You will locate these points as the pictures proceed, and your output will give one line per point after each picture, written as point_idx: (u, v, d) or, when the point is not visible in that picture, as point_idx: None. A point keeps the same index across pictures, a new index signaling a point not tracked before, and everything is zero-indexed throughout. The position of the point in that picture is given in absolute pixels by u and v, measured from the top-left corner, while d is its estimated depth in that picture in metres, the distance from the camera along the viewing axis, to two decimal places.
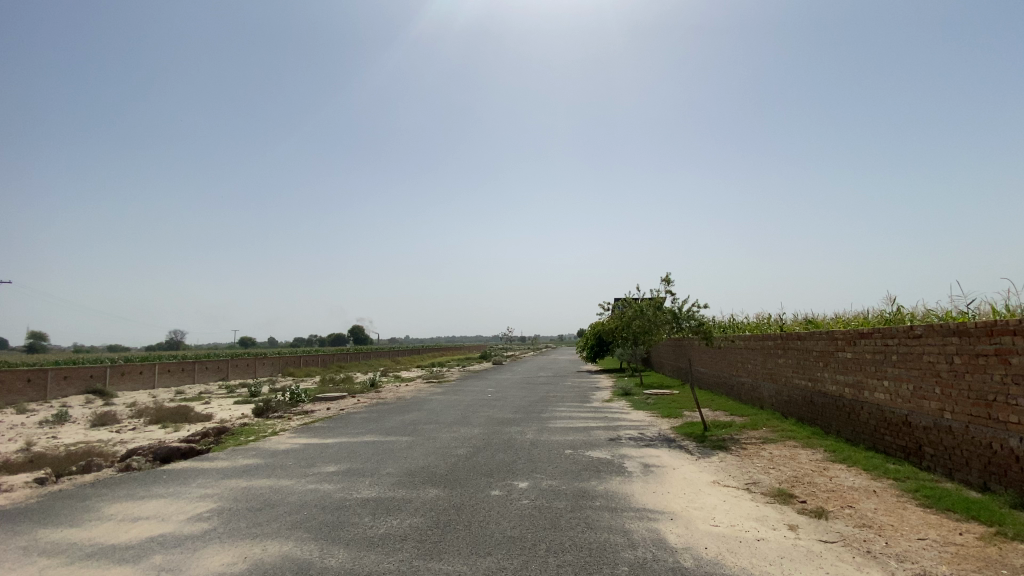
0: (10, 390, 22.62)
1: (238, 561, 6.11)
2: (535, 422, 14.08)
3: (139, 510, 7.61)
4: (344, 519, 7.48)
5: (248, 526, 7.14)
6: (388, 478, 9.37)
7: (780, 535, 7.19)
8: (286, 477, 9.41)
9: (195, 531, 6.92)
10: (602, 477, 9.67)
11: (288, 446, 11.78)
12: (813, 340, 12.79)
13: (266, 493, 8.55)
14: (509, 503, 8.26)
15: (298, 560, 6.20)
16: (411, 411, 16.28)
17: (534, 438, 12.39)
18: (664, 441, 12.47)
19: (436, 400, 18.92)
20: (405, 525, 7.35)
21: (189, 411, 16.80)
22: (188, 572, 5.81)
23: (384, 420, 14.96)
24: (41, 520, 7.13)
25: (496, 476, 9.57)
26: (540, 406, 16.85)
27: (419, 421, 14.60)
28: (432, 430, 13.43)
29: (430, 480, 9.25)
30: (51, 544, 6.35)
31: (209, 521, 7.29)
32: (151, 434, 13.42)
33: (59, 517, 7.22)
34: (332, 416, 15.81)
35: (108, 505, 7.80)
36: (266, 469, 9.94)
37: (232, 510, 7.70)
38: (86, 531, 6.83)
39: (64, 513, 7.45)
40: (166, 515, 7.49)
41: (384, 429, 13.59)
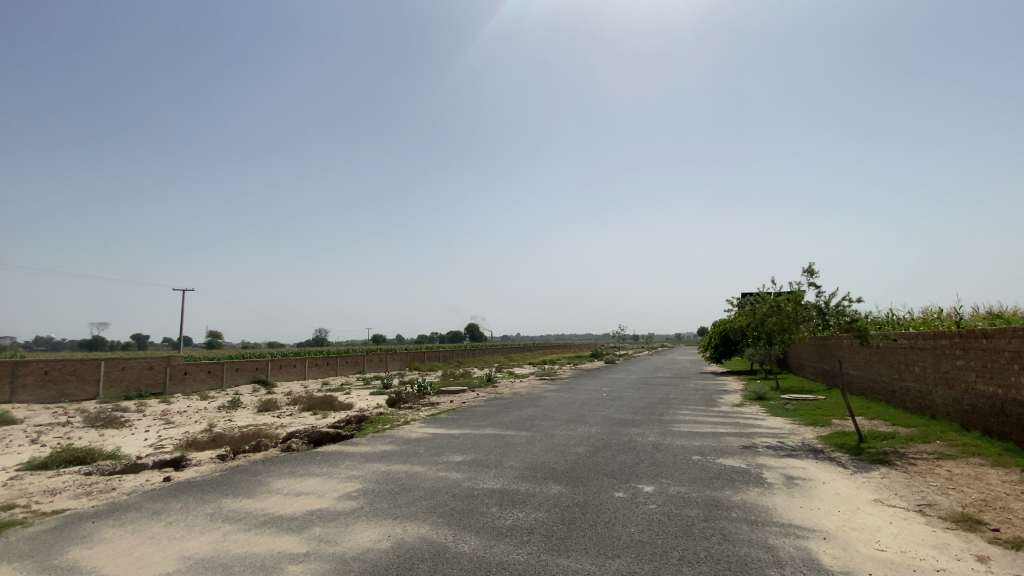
0: (197, 379, 27.14)
1: (382, 538, 6.61)
2: (656, 424, 13.47)
3: (298, 486, 8.61)
4: (474, 507, 7.77)
5: (389, 507, 7.72)
6: (512, 472, 9.55)
7: (967, 567, 6.02)
8: (419, 464, 10.05)
9: (345, 508, 7.66)
10: (737, 487, 8.92)
11: (418, 436, 12.58)
12: (1005, 339, 10.62)
13: (402, 477, 9.20)
14: (635, 507, 7.94)
15: (434, 543, 6.54)
16: (529, 408, 16.53)
17: (658, 440, 11.86)
18: (808, 451, 11.18)
19: (552, 396, 19.03)
20: (531, 518, 7.42)
21: (334, 400, 18.79)
22: (342, 544, 6.43)
23: (504, 414, 15.35)
24: (226, 490, 8.39)
25: (620, 477, 9.28)
26: (661, 408, 16.10)
27: (538, 417, 14.75)
28: (550, 426, 13.49)
29: (553, 477, 9.26)
30: (232, 512, 7.43)
31: (356, 500, 8.02)
32: (304, 420, 15.22)
33: (238, 489, 8.44)
34: (456, 409, 16.62)
35: (275, 480, 8.96)
36: (401, 456, 10.71)
37: (374, 492, 8.38)
38: (259, 502, 7.89)
39: (242, 485, 8.68)
40: (322, 492, 8.40)
41: (504, 423, 13.94)
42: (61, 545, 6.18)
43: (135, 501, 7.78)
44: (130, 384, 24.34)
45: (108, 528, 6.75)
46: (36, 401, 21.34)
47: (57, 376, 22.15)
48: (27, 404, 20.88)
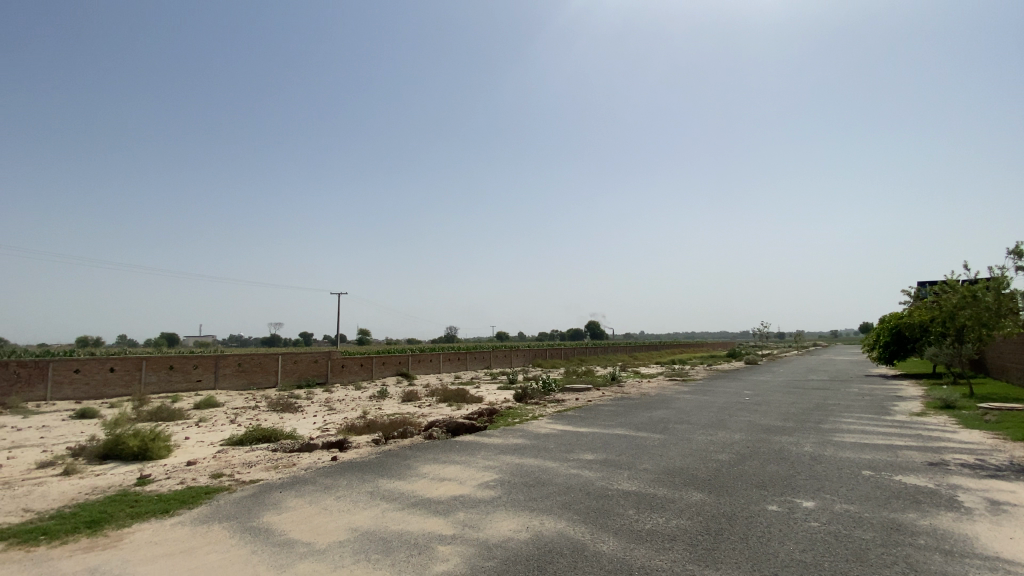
0: (351, 371, 30.61)
1: (522, 529, 6.77)
2: (812, 433, 12.02)
3: (441, 472, 9.22)
4: (610, 508, 7.63)
5: (526, 499, 7.90)
6: (647, 475, 9.20)
7: None
8: (552, 459, 10.17)
9: (485, 497, 8.01)
10: (923, 509, 7.56)
11: (548, 431, 12.73)
12: None
13: (536, 471, 9.37)
14: (792, 523, 7.13)
15: (572, 539, 6.54)
16: (661, 409, 15.81)
17: (814, 451, 10.57)
18: (1021, 472, 9.11)
19: (686, 399, 17.99)
20: (672, 524, 7.07)
21: (467, 393, 19.88)
22: (485, 531, 6.72)
23: (634, 415, 14.88)
24: (381, 472, 9.30)
25: (772, 489, 8.42)
26: (816, 414, 14.32)
27: (671, 420, 14.04)
28: (686, 430, 12.74)
29: (693, 483, 8.72)
30: (387, 492, 8.21)
31: (494, 489, 8.35)
32: (442, 411, 16.33)
33: (391, 471, 9.30)
34: (584, 408, 16.51)
35: (422, 465, 9.71)
36: (533, 450, 10.92)
37: (510, 483, 8.66)
38: (409, 484, 8.60)
39: (394, 468, 9.55)
40: (462, 479, 8.90)
41: (635, 425, 13.51)
42: (258, 509, 7.35)
43: (310, 476, 8.98)
44: (299, 374, 28.29)
45: (292, 497, 7.87)
46: (234, 387, 25.81)
47: (247, 367, 26.56)
48: (228, 389, 25.35)
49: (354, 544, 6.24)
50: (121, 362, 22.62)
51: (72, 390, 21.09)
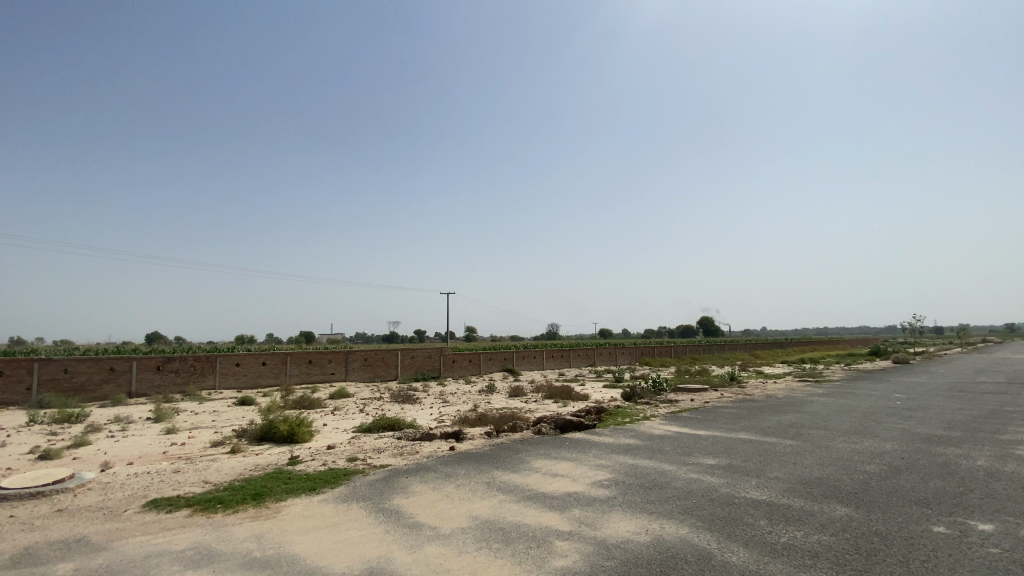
0: (461, 366, 32.08)
1: (641, 531, 6.56)
2: (987, 445, 10.16)
3: (554, 468, 9.27)
4: (737, 516, 7.11)
5: (643, 501, 7.65)
6: (778, 484, 8.43)
7: None
8: (668, 462, 9.73)
9: (601, 495, 7.90)
10: None
11: (662, 433, 12.21)
12: None
13: (653, 473, 9.03)
14: (968, 549, 6.08)
15: (697, 546, 6.19)
16: (790, 413, 14.40)
17: (992, 466, 8.93)
18: None
19: (819, 402, 16.20)
20: (812, 540, 6.39)
21: (574, 390, 19.81)
22: (602, 530, 6.62)
23: (758, 418, 13.72)
24: (496, 464, 9.59)
25: (937, 507, 7.25)
26: (993, 423, 12.08)
27: (803, 425, 12.73)
28: (822, 436, 11.47)
29: (835, 496, 7.82)
30: (503, 484, 8.44)
31: (610, 489, 8.20)
32: (550, 407, 16.45)
33: (505, 464, 9.55)
34: (700, 408, 15.59)
35: (534, 460, 9.84)
36: (647, 451, 10.54)
37: (625, 484, 8.44)
38: (524, 477, 8.77)
39: (508, 461, 9.81)
40: (576, 476, 8.86)
41: (760, 429, 12.45)
42: (388, 492, 7.97)
43: (432, 464, 9.54)
44: (415, 369, 30.29)
45: (417, 483, 8.42)
46: (360, 379, 28.37)
47: (371, 361, 29.02)
48: (356, 381, 27.93)
49: (476, 532, 6.50)
50: (271, 357, 25.97)
51: (235, 379, 24.68)
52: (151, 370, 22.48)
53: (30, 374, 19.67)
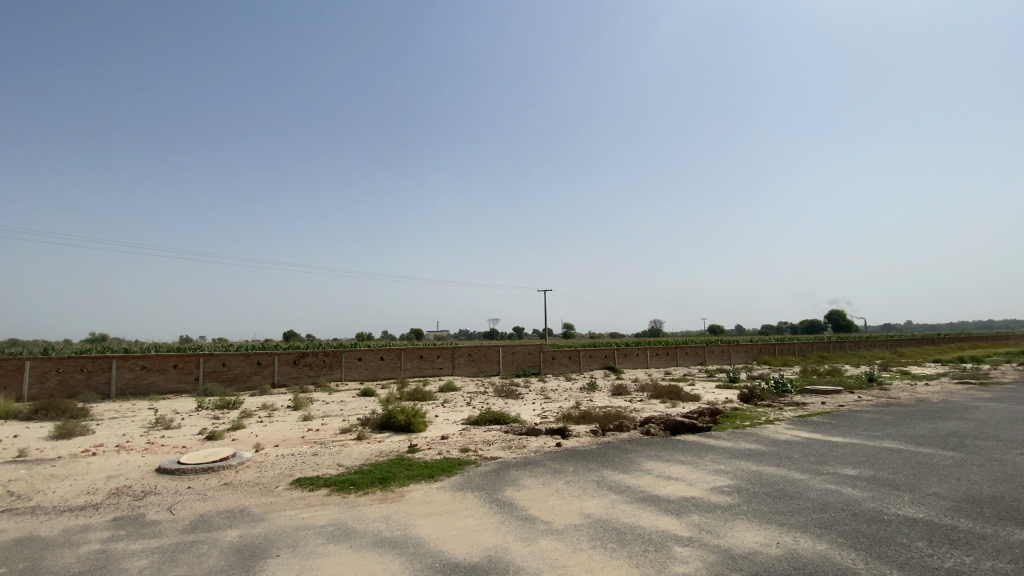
0: (562, 363, 32.09)
1: (771, 543, 6.04)
2: None
3: (668, 471, 8.88)
4: (888, 535, 6.26)
5: (771, 511, 7.05)
6: (938, 501, 7.29)
7: None
8: (798, 470, 8.87)
9: (722, 502, 7.41)
10: None
11: (788, 438, 11.15)
12: None
13: (780, 482, 8.28)
14: None
15: (838, 564, 5.56)
16: (950, 420, 12.39)
17: None
18: None
19: (989, 408, 13.74)
20: (989, 568, 5.42)
21: (683, 390, 18.86)
22: (726, 538, 6.21)
23: (909, 426, 11.98)
24: (606, 462, 9.43)
25: None
26: None
27: (968, 434, 10.89)
28: (995, 449, 9.72)
29: (1017, 519, 6.57)
30: (614, 483, 8.28)
31: (731, 496, 7.66)
32: (658, 407, 15.82)
33: (615, 464, 9.35)
34: (833, 413, 14.00)
35: (646, 461, 9.52)
36: (772, 458, 9.69)
37: (749, 491, 7.83)
38: (636, 478, 8.52)
39: (618, 460, 9.58)
40: (693, 480, 8.41)
41: (910, 438, 10.87)
42: (501, 484, 8.19)
43: (541, 459, 9.63)
44: (517, 364, 30.92)
45: (527, 477, 8.55)
46: (466, 374, 29.59)
47: (475, 357, 30.11)
48: (462, 376, 29.19)
49: (590, 530, 6.43)
50: (386, 352, 28.05)
51: (357, 372, 27.04)
52: (289, 364, 25.40)
53: (198, 366, 23.23)
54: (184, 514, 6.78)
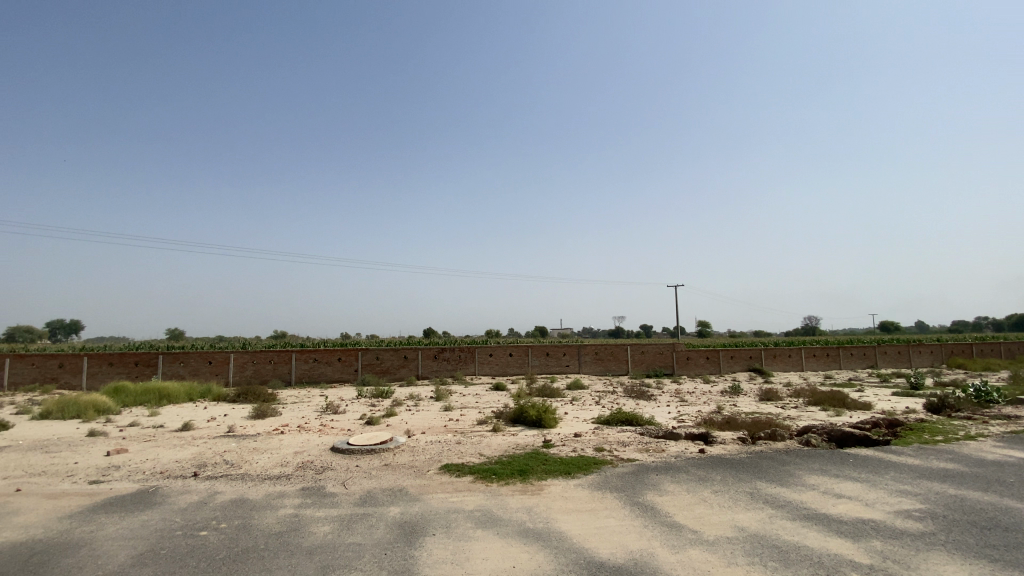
0: (698, 364, 30.16)
1: None
2: None
3: (837, 488, 7.81)
4: None
5: (981, 545, 5.81)
6: None
7: None
8: (1019, 499, 7.18)
9: (911, 529, 6.30)
10: None
11: (999, 459, 9.12)
12: None
13: (992, 511, 6.79)
14: None
15: None
16: None
17: None
18: None
19: None
20: None
21: (848, 397, 16.48)
22: (919, 571, 5.26)
23: None
24: (759, 473, 8.61)
25: None
26: None
27: None
28: None
29: None
30: (771, 497, 7.52)
31: (924, 522, 6.48)
32: (818, 415, 14.02)
33: (771, 475, 8.49)
34: None
35: (808, 475, 8.49)
36: (979, 481, 7.99)
37: (948, 519, 6.55)
38: (797, 493, 7.63)
39: (773, 472, 8.68)
40: (870, 500, 7.29)
41: None
42: (642, 487, 7.92)
43: (683, 465, 9.13)
44: (648, 364, 29.80)
45: (670, 482, 8.17)
46: (594, 372, 29.31)
47: (603, 355, 29.67)
48: (590, 374, 28.98)
49: (746, 544, 5.92)
50: (516, 348, 28.93)
51: (489, 367, 28.36)
52: (430, 357, 27.52)
53: (356, 359, 26.29)
54: (354, 489, 7.70)
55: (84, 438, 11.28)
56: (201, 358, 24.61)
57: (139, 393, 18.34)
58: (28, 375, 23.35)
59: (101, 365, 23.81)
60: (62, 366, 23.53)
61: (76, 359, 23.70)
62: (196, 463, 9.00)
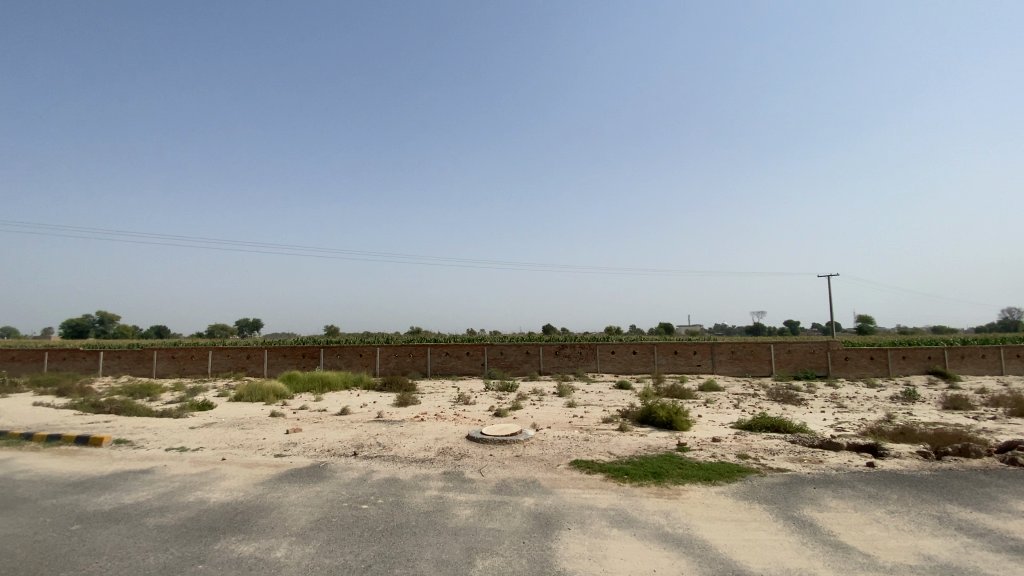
0: (857, 365, 26.39)
1: None
2: None
3: None
4: None
5: None
6: None
7: None
8: None
9: None
10: None
11: None
12: None
13: None
14: None
15: None
16: None
17: None
18: None
19: None
20: None
21: None
22: None
23: None
24: (948, 495, 7.24)
25: None
26: None
27: None
28: None
29: None
30: (967, 523, 6.27)
31: None
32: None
33: (965, 498, 7.09)
34: None
35: (1019, 501, 6.93)
36: None
37: None
38: (1004, 522, 6.27)
39: (969, 495, 7.23)
40: None
41: None
42: (796, 501, 7.12)
43: (847, 479, 8.03)
44: (795, 365, 26.80)
45: (830, 498, 7.23)
46: (730, 373, 27.19)
47: (740, 354, 27.36)
48: (725, 375, 26.94)
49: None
50: (641, 346, 27.99)
51: (613, 365, 27.82)
52: (552, 354, 27.84)
53: (482, 354, 27.58)
54: (489, 477, 8.07)
55: (268, 418, 13.39)
56: (353, 351, 27.74)
57: (307, 380, 21.29)
58: (226, 364, 28.38)
59: (277, 356, 28.08)
60: (249, 357, 28.18)
61: (259, 351, 28.25)
62: (355, 443, 10.16)
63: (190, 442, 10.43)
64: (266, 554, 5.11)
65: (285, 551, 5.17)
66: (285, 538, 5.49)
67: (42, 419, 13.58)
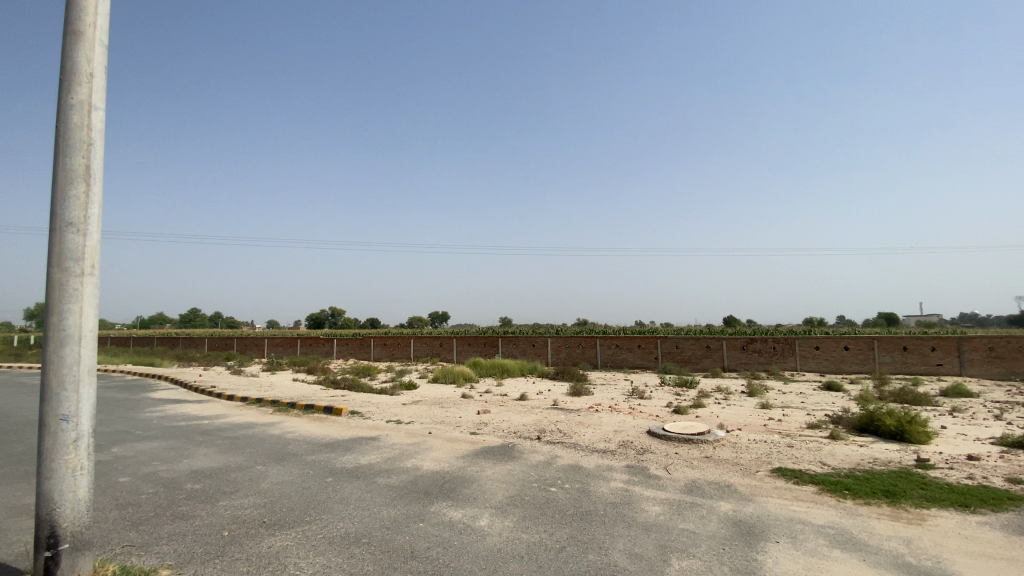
0: None
1: None
2: None
3: None
4: None
5: None
6: None
7: None
8: None
9: None
10: None
11: None
12: None
13: None
14: None
15: None
16: None
17: None
18: None
19: None
20: None
21: None
22: None
23: None
24: None
25: None
26: None
27: None
28: None
29: None
30: None
31: None
32: None
33: None
34: None
35: None
36: None
37: None
38: None
39: None
40: None
41: None
42: None
43: None
44: None
45: None
46: (987, 376, 21.40)
47: (1004, 352, 21.29)
48: (979, 378, 21.31)
49: None
50: (854, 341, 23.79)
51: (817, 363, 24.23)
52: (738, 349, 25.43)
53: (657, 347, 26.57)
54: (678, 475, 7.70)
55: (461, 400, 14.89)
56: (527, 342, 29.29)
57: (489, 367, 23.15)
58: (424, 350, 32.41)
59: (463, 345, 31.05)
60: (441, 345, 31.77)
61: (449, 340, 31.69)
62: (538, 428, 10.66)
63: (403, 416, 12.18)
64: (472, 520, 5.67)
65: (487, 521, 5.67)
66: (486, 510, 6.02)
67: (301, 392, 17.27)
